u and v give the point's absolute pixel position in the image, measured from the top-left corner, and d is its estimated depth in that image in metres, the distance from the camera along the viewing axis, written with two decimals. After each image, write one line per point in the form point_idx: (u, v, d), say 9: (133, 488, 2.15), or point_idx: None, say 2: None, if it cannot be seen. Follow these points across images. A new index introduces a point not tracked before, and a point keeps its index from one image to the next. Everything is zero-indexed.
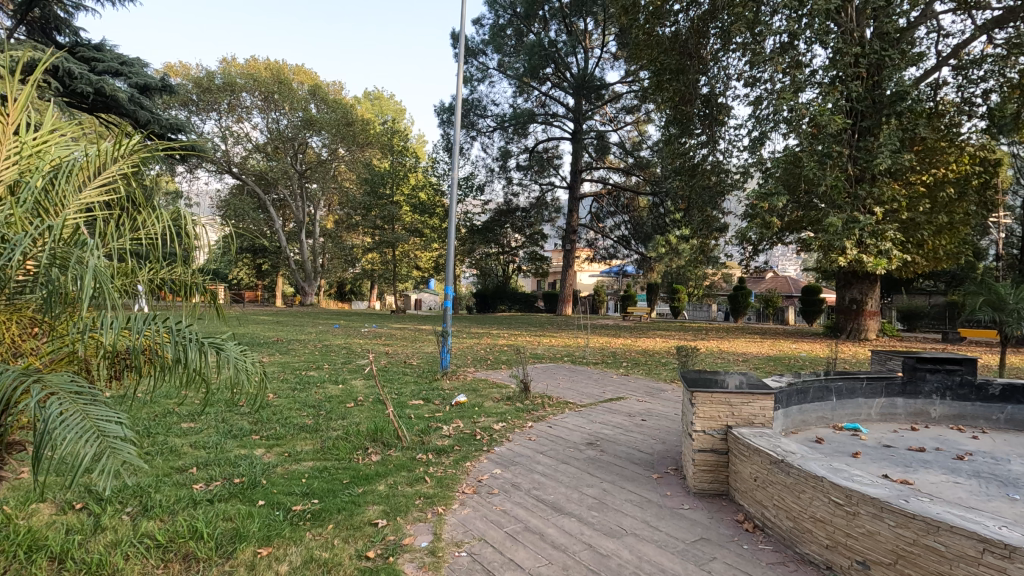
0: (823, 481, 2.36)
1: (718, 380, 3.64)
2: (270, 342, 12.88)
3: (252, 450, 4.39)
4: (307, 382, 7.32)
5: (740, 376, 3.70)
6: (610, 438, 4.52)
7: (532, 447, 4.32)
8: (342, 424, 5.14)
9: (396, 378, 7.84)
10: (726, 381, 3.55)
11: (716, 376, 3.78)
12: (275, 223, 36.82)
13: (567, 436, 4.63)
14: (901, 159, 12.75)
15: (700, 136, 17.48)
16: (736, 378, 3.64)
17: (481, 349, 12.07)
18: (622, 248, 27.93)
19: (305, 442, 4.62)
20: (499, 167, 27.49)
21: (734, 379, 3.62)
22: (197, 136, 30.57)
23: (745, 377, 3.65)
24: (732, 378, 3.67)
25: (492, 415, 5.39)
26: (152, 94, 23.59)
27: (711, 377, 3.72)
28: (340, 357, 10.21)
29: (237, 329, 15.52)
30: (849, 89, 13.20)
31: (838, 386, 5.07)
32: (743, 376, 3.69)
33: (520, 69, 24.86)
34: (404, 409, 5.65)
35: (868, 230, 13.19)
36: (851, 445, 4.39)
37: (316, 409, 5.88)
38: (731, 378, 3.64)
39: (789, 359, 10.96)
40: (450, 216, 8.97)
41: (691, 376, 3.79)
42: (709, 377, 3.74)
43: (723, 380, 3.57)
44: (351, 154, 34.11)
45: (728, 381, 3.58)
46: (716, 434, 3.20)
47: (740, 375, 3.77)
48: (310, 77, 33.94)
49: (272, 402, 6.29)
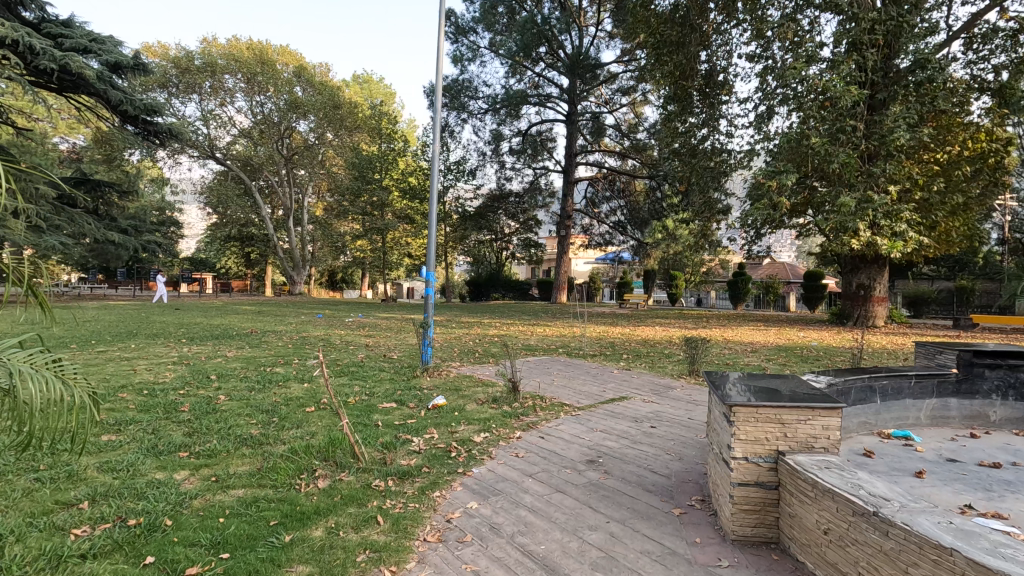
0: (956, 555, 1.54)
1: (761, 387, 2.82)
2: (243, 334, 11.97)
3: (170, 475, 3.51)
4: (269, 380, 6.47)
5: (785, 382, 2.90)
6: (615, 454, 3.70)
7: (521, 467, 3.48)
8: (294, 435, 4.30)
9: (371, 375, 6.98)
10: (771, 389, 2.73)
11: (755, 382, 3.00)
12: (262, 210, 35.71)
13: (563, 450, 3.80)
14: (919, 134, 11.91)
15: (700, 115, 16.67)
16: (781, 385, 2.83)
17: (471, 340, 11.23)
18: (618, 234, 27.02)
19: (241, 462, 3.74)
20: (490, 151, 26.59)
21: (779, 387, 2.80)
22: (178, 119, 29.42)
23: (791, 385, 2.84)
24: (773, 384, 2.88)
25: (474, 422, 4.57)
26: (125, 73, 22.94)
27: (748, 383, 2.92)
28: (314, 351, 9.30)
29: (210, 322, 14.63)
30: (864, 58, 12.31)
31: (883, 386, 4.28)
32: (788, 384, 2.88)
33: (513, 48, 23.76)
34: (370, 417, 4.82)
35: (882, 211, 12.37)
36: (906, 459, 3.62)
37: (268, 415, 5.02)
38: (774, 386, 2.83)
39: (802, 348, 10.16)
40: (432, 195, 8.01)
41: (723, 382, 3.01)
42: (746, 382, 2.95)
43: (766, 388, 2.75)
44: (339, 139, 33.14)
45: (773, 389, 2.76)
46: (765, 462, 2.38)
47: (784, 382, 2.95)
48: (295, 58, 32.73)
49: (221, 406, 5.42)
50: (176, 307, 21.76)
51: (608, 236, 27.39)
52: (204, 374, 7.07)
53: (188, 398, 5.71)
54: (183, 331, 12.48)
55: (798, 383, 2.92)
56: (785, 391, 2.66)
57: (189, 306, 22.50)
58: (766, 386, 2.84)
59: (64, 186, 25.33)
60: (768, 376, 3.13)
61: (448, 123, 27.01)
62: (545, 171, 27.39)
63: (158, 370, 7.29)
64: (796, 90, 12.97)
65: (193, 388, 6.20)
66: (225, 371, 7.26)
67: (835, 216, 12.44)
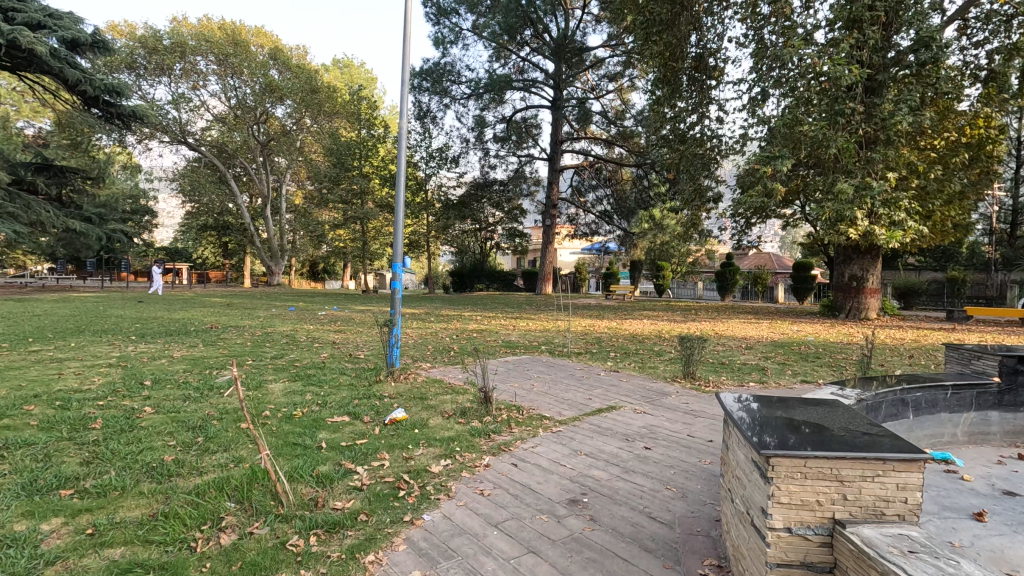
0: None
1: (796, 420, 2.14)
2: (203, 329, 11.08)
3: (34, 526, 2.73)
4: (208, 385, 5.66)
5: (824, 412, 2.23)
6: (603, 489, 3.00)
7: (485, 510, 2.77)
8: (216, 465, 3.54)
9: (329, 380, 6.20)
10: (811, 425, 2.06)
11: (781, 411, 2.32)
12: (238, 199, 34.43)
13: (539, 483, 3.10)
14: (922, 117, 11.29)
15: (690, 100, 15.99)
16: (820, 418, 2.16)
17: (447, 336, 10.48)
18: (604, 224, 26.42)
19: (134, 505, 2.98)
20: (474, 138, 25.69)
21: (819, 421, 2.13)
22: (146, 102, 28.02)
23: (830, 417, 2.17)
24: (810, 416, 2.21)
25: (436, 443, 3.84)
26: (84, 51, 21.67)
27: (773, 414, 2.25)
28: (274, 350, 8.48)
29: (173, 317, 13.71)
30: (864, 37, 11.64)
31: (916, 399, 3.66)
32: (827, 414, 2.22)
33: (496, 30, 22.78)
34: (315, 437, 4.08)
35: (880, 199, 11.79)
36: (956, 494, 2.97)
37: (194, 433, 4.24)
38: (812, 419, 2.15)
39: (798, 344, 9.57)
40: (399, 181, 7.12)
41: (739, 411, 2.33)
42: (771, 413, 2.28)
43: (803, 423, 2.08)
44: (317, 124, 32.00)
45: (813, 423, 2.08)
46: (815, 535, 1.69)
47: (823, 412, 2.27)
48: (270, 39, 31.32)
49: (143, 421, 4.63)
50: (142, 300, 20.66)
51: (594, 226, 26.74)
52: (137, 379, 6.21)
53: (106, 410, 4.90)
54: (138, 326, 11.53)
55: (838, 412, 2.27)
56: (833, 429, 1.95)
57: (153, 298, 21.30)
58: (802, 419, 2.16)
59: (23, 172, 24.00)
60: (795, 403, 2.45)
61: (430, 108, 25.99)
62: (530, 159, 26.55)
63: (86, 376, 6.41)
64: (791, 72, 12.32)
65: (118, 397, 5.38)
66: (164, 376, 6.43)
67: (832, 204, 11.85)
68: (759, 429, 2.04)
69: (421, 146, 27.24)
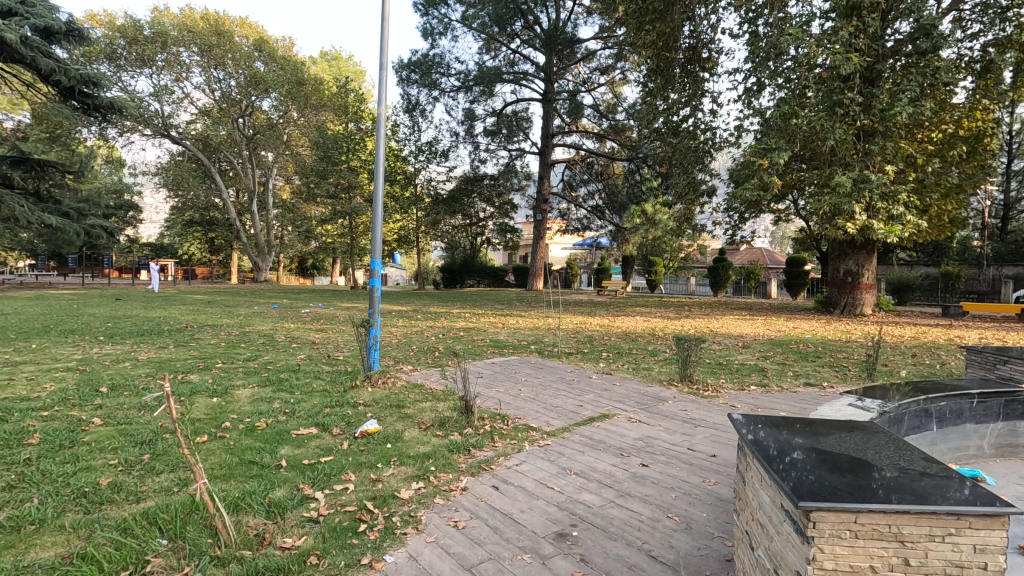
0: None
1: (829, 450, 1.77)
2: (177, 329, 10.57)
3: None
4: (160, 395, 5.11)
5: (860, 439, 1.86)
6: (595, 519, 2.62)
7: (458, 549, 2.37)
8: (157, 492, 3.11)
9: (301, 386, 5.76)
10: (850, 458, 1.68)
11: (809, 436, 1.95)
12: (223, 194, 33.66)
13: (521, 511, 2.71)
14: (922, 108, 10.98)
15: (683, 93, 15.63)
16: (860, 448, 1.78)
17: (432, 335, 10.07)
18: (596, 219, 26.00)
19: (49, 542, 2.54)
20: (464, 131, 25.18)
21: (858, 451, 1.76)
22: (127, 95, 27.28)
23: (870, 445, 1.80)
24: (846, 445, 1.84)
25: (409, 460, 3.44)
26: (58, 40, 20.98)
27: (801, 445, 1.85)
28: (248, 352, 8.00)
29: (148, 315, 13.15)
30: (864, 25, 11.29)
31: (940, 409, 3.31)
32: (866, 443, 1.84)
33: (485, 21, 22.26)
34: (276, 453, 3.67)
35: (879, 192, 11.48)
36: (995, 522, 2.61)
37: (141, 449, 3.80)
38: (850, 448, 1.77)
39: (796, 342, 9.27)
40: (378, 169, 6.61)
41: (760, 435, 1.96)
42: (797, 440, 1.90)
43: (840, 456, 1.70)
44: (304, 118, 31.35)
45: (852, 455, 1.71)
46: None
47: (860, 437, 1.90)
48: (256, 30, 30.54)
49: (88, 434, 4.18)
50: (120, 297, 19.99)
51: (585, 221, 26.31)
52: (93, 385, 5.74)
53: (49, 422, 4.44)
54: (108, 326, 10.97)
55: (877, 437, 1.90)
56: (888, 469, 1.55)
57: (135, 296, 20.66)
58: (840, 449, 1.78)
59: None
60: (823, 428, 2.05)
61: (419, 101, 25.44)
62: (521, 153, 26.07)
63: (38, 382, 5.92)
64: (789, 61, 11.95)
65: (66, 407, 4.91)
66: (124, 381, 5.96)
67: (829, 197, 11.53)
68: (789, 464, 1.64)
69: (410, 140, 26.68)
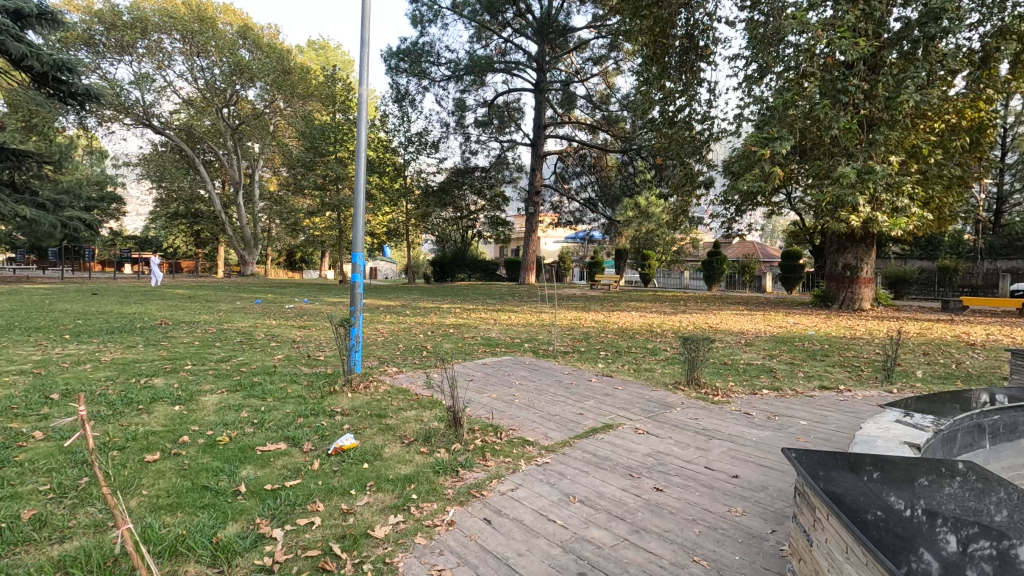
0: None
1: (861, 485, 1.88)
2: (151, 327, 9.98)
3: None
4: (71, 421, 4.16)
5: (883, 474, 1.97)
6: (606, 563, 2.20)
7: None
8: (86, 528, 2.62)
9: (275, 391, 5.26)
10: (887, 500, 1.80)
11: (833, 464, 2.03)
12: (207, 186, 32.81)
13: (518, 554, 2.29)
14: (930, 95, 10.60)
15: (680, 81, 15.16)
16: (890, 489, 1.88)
17: (421, 332, 9.58)
18: (588, 212, 25.50)
19: None
20: (454, 122, 24.58)
21: (892, 493, 1.86)
22: (107, 83, 26.35)
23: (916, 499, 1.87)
24: (870, 478, 1.97)
25: (387, 484, 2.99)
26: (31, 23, 20.07)
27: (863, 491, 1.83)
28: (222, 352, 7.45)
29: (123, 312, 12.51)
30: (869, 9, 10.89)
31: (993, 424, 2.90)
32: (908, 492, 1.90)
33: (476, 8, 21.65)
34: (236, 477, 3.18)
35: (883, 183, 11.12)
36: None
37: (81, 470, 3.31)
38: (884, 489, 1.87)
39: (800, 339, 8.88)
40: (359, 155, 6.10)
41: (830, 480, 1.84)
42: (841, 477, 1.89)
43: (881, 496, 1.81)
44: (291, 108, 30.51)
45: (893, 499, 1.81)
46: None
47: (878, 473, 2.00)
48: (240, 17, 29.62)
49: (23, 451, 3.67)
50: (97, 292, 19.28)
51: (578, 214, 25.80)
52: (44, 392, 5.20)
53: None
54: (78, 324, 10.36)
55: (891, 467, 2.05)
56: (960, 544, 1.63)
57: (114, 291, 19.97)
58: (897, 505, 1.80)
59: None
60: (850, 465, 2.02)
61: (409, 91, 24.77)
62: (513, 144, 25.50)
63: None
64: (791, 48, 11.53)
65: (5, 418, 4.38)
66: (80, 386, 5.43)
67: (832, 188, 11.16)
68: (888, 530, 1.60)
69: (399, 130, 26.03)
